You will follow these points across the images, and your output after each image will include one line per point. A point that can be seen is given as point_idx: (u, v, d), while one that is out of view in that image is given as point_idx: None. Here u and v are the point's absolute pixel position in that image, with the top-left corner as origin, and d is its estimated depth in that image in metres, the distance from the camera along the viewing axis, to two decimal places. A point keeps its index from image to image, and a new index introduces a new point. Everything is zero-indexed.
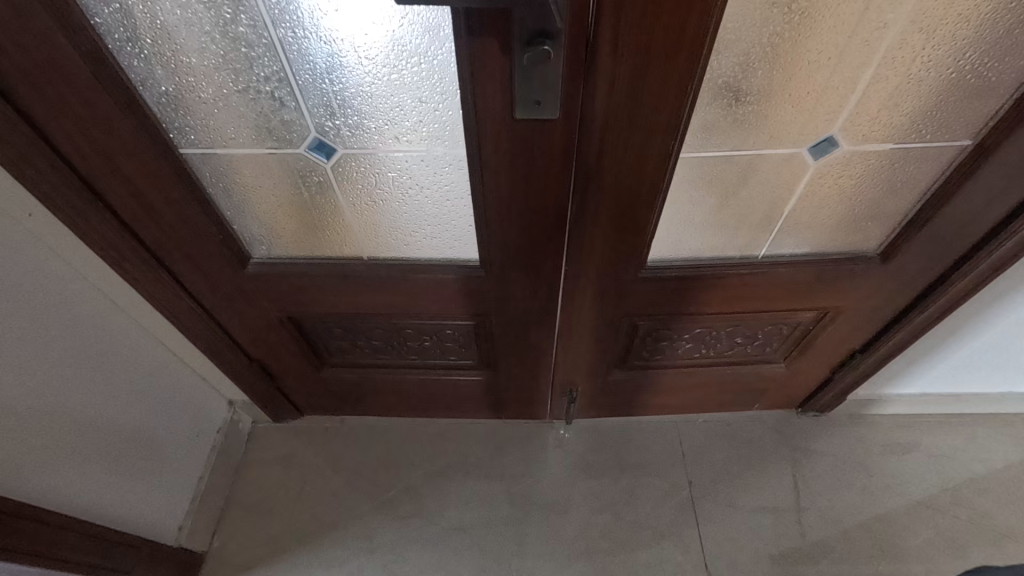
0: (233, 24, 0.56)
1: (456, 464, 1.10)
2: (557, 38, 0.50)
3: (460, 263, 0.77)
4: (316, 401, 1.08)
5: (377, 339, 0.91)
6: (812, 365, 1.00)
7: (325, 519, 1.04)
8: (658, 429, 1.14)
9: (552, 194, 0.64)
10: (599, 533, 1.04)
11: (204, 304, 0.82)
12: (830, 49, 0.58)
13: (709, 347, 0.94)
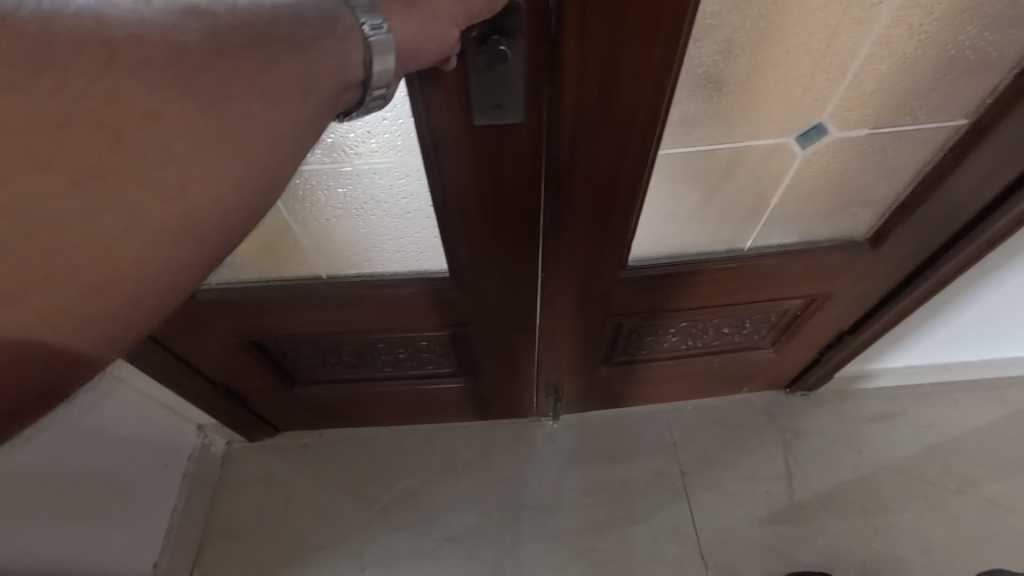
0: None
1: (445, 469, 1.13)
2: (514, 35, 0.46)
3: (427, 276, 0.73)
4: (297, 418, 1.07)
5: (349, 355, 0.87)
6: (802, 350, 1.00)
7: (330, 529, 1.07)
8: (647, 419, 1.17)
9: (522, 202, 0.61)
10: (592, 531, 1.06)
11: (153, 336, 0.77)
12: (818, 32, 0.53)
13: (694, 339, 0.92)
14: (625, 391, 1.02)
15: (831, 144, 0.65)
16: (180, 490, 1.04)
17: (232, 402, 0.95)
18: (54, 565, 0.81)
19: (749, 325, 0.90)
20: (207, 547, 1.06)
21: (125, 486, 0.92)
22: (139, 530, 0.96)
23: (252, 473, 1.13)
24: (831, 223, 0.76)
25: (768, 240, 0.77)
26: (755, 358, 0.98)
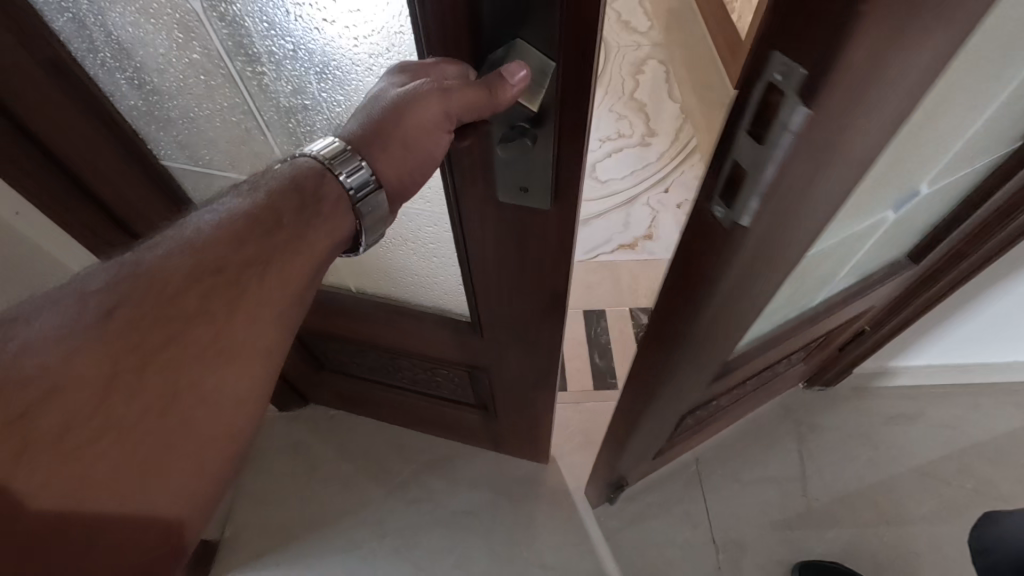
0: (185, 50, 0.55)
1: (464, 449, 1.16)
2: (545, 125, 0.42)
3: (450, 315, 0.73)
4: (322, 394, 1.11)
5: (373, 360, 0.91)
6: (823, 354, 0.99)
7: (353, 497, 1.12)
8: None
9: (551, 277, 0.58)
10: (606, 512, 1.09)
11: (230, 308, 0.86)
12: (958, 119, 0.48)
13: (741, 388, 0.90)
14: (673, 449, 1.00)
15: (917, 203, 0.63)
16: None
17: None
18: None
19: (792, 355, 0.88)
20: (238, 509, 1.11)
21: None
22: None
23: (280, 442, 1.17)
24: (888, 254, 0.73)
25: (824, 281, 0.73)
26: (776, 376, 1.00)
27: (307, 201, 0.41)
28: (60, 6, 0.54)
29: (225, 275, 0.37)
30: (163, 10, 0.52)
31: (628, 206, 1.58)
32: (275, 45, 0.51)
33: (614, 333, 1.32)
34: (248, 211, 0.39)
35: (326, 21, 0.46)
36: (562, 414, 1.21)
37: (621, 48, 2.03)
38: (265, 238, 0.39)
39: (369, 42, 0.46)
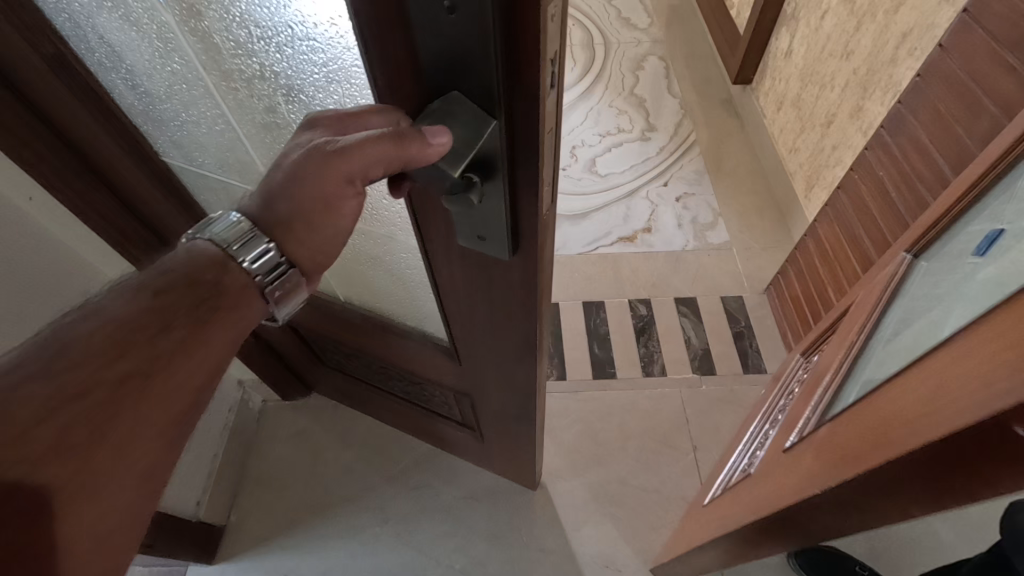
0: (166, 59, 0.62)
1: None
2: (492, 180, 0.39)
3: (427, 338, 0.77)
4: (325, 381, 1.14)
5: (365, 368, 0.96)
6: (815, 336, 1.01)
7: (355, 485, 1.14)
8: (661, 398, 1.23)
9: (518, 320, 0.57)
10: (605, 499, 1.11)
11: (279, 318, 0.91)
12: None
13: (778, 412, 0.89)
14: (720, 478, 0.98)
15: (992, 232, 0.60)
16: (221, 438, 1.11)
17: (272, 358, 1.08)
18: None
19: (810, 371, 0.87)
20: (243, 496, 1.13)
21: None
22: (182, 478, 1.01)
23: (285, 431, 1.20)
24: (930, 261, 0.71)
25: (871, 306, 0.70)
26: (789, 374, 1.01)
27: (209, 288, 0.42)
28: (57, 8, 0.59)
29: (118, 368, 0.37)
30: (142, 20, 0.58)
31: (627, 200, 1.59)
32: (243, 64, 0.57)
33: (613, 323, 1.34)
34: (136, 309, 0.39)
35: (288, 46, 0.50)
36: (561, 402, 1.23)
37: (621, 46, 2.05)
38: (152, 338, 0.39)
39: (320, 77, 0.51)
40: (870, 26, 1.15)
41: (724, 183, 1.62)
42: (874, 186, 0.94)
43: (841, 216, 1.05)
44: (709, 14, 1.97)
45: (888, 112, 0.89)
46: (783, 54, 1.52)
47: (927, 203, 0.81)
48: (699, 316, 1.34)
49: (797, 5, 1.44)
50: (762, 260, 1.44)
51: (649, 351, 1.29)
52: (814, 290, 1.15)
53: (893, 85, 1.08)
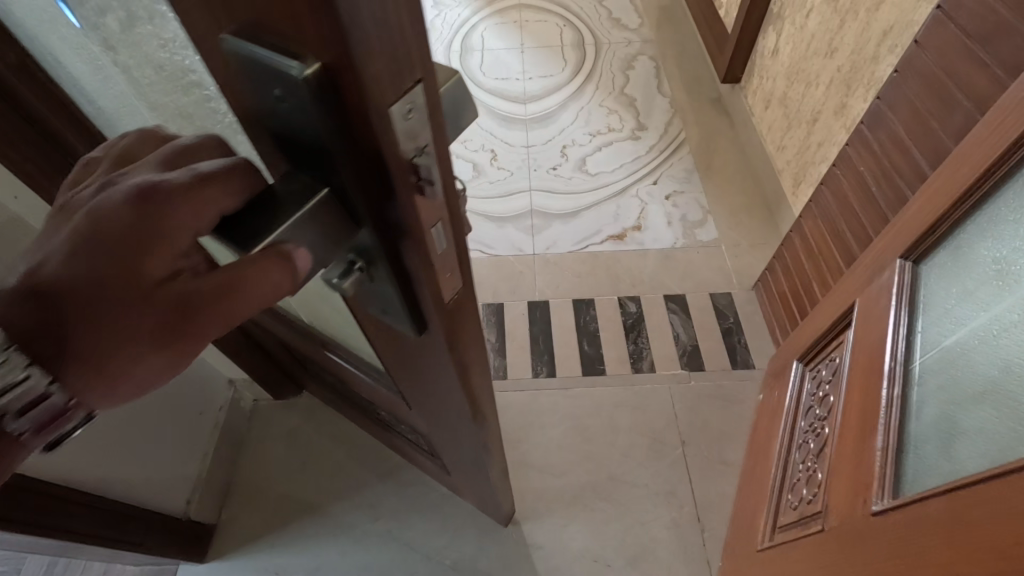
0: (99, 90, 0.60)
1: None
2: (377, 267, 0.34)
3: (370, 377, 0.75)
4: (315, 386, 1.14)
5: (338, 382, 0.96)
6: (805, 335, 1.02)
7: (346, 483, 1.14)
8: (650, 393, 1.24)
9: (447, 381, 0.54)
10: (594, 494, 1.12)
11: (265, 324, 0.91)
12: None
13: (815, 441, 0.83)
14: (762, 512, 0.91)
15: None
16: (212, 436, 1.12)
17: (263, 358, 1.09)
18: (115, 490, 0.87)
19: (832, 392, 0.82)
20: (233, 494, 1.14)
21: (168, 425, 0.99)
22: (173, 476, 1.01)
23: (275, 429, 1.20)
24: (939, 258, 0.70)
25: (902, 321, 0.68)
26: (801, 390, 0.96)
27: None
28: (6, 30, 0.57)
29: None
30: (70, 54, 0.56)
31: (617, 198, 1.61)
32: (149, 109, 0.54)
33: (603, 321, 1.35)
34: None
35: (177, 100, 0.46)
36: (551, 399, 1.23)
37: (612, 46, 2.07)
38: None
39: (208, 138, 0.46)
40: (852, 24, 1.17)
41: (713, 181, 1.63)
42: (855, 182, 0.95)
43: (824, 212, 1.06)
44: (698, 14, 1.99)
45: (868, 108, 0.90)
46: (770, 53, 1.53)
47: (904, 197, 0.83)
48: (688, 313, 1.35)
49: (783, 4, 1.46)
50: (751, 256, 1.45)
51: (638, 348, 1.30)
52: (800, 286, 1.16)
53: (874, 82, 1.10)
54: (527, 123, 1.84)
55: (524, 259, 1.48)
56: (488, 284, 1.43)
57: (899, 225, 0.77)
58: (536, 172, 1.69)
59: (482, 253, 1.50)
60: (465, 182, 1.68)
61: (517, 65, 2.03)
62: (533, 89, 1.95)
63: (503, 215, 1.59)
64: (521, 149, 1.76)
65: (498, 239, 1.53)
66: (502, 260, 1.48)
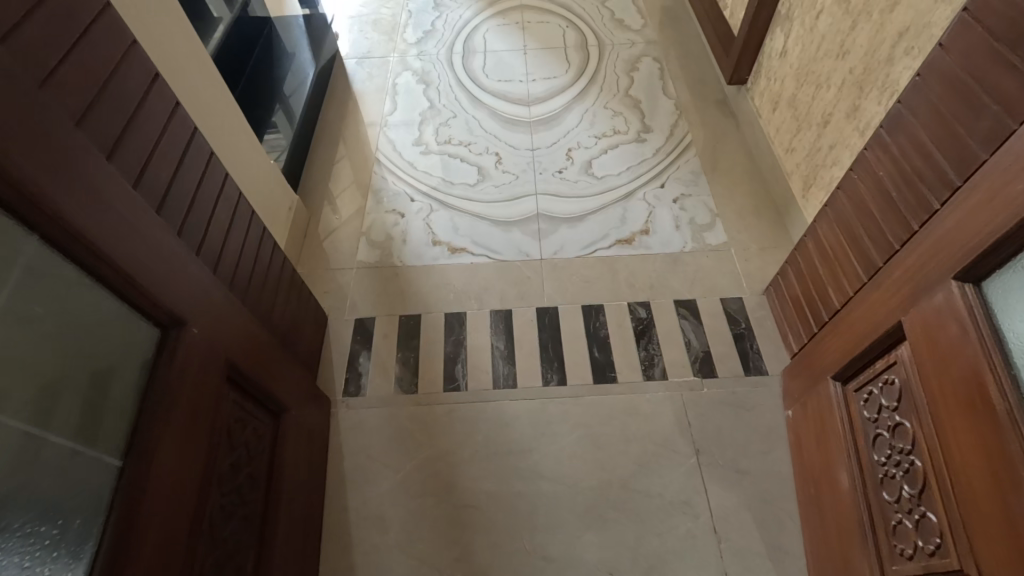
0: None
1: (465, 446, 1.18)
2: None
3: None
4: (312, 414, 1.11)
5: (243, 461, 0.86)
6: (835, 355, 1.00)
7: (357, 493, 1.13)
8: (663, 400, 1.22)
9: None
10: (608, 503, 1.10)
11: (246, 366, 0.85)
12: None
13: (909, 480, 0.79)
14: (865, 555, 0.87)
15: None
16: None
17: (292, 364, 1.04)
18: None
19: (910, 421, 0.79)
20: None
21: None
22: None
23: None
24: (1008, 278, 0.67)
25: (991, 347, 0.65)
26: (853, 411, 0.94)
27: None
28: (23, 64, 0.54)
29: None
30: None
31: (624, 202, 1.59)
32: None
33: (612, 327, 1.33)
34: None
35: None
36: (561, 407, 1.22)
37: (615, 48, 2.06)
38: None
39: None
40: (866, 26, 1.14)
41: (720, 183, 1.61)
42: (873, 187, 0.94)
43: (841, 217, 1.03)
44: (703, 15, 1.97)
45: (888, 111, 0.88)
46: (778, 54, 1.51)
47: (929, 203, 0.81)
48: (699, 319, 1.33)
49: (792, 5, 1.44)
50: (760, 261, 1.43)
51: (649, 354, 1.28)
52: (814, 289, 1.14)
53: (889, 84, 1.08)
54: (531, 126, 1.81)
55: (531, 264, 1.46)
56: (495, 289, 1.42)
57: (937, 239, 0.77)
58: (542, 175, 1.67)
59: (489, 258, 1.48)
60: (470, 186, 1.66)
61: (519, 67, 2.02)
62: (536, 91, 1.93)
63: (510, 219, 1.57)
64: (526, 152, 1.74)
65: (505, 244, 1.51)
66: (509, 265, 1.46)
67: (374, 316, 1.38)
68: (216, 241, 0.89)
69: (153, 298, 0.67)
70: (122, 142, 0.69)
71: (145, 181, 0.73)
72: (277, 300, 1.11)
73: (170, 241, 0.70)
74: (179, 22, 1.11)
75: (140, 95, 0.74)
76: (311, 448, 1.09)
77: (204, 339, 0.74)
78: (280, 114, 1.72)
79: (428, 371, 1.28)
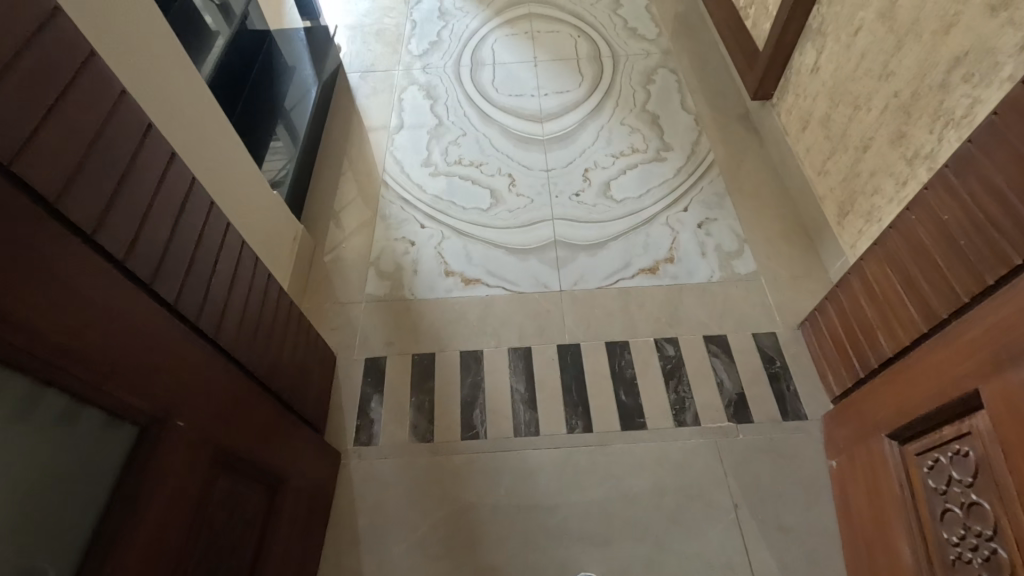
0: None
1: (486, 502, 1.10)
2: None
3: None
4: (315, 474, 1.03)
5: (229, 554, 0.76)
6: (891, 411, 0.91)
7: (371, 555, 1.06)
8: (696, 447, 1.14)
9: None
10: (642, 564, 1.03)
11: (231, 449, 0.76)
12: None
13: (988, 569, 0.70)
14: None
15: None
16: None
17: (286, 428, 0.95)
18: None
19: (989, 502, 0.70)
20: None
21: None
22: None
23: None
24: None
25: None
26: (914, 476, 0.85)
27: None
28: None
29: None
30: None
31: (646, 227, 1.50)
32: None
33: (639, 366, 1.25)
34: None
35: None
36: (587, 457, 1.14)
37: (630, 58, 1.97)
38: None
39: None
40: (913, 46, 1.06)
41: (747, 205, 1.53)
42: (935, 229, 0.86)
43: (894, 257, 0.96)
44: (723, 24, 1.89)
45: (956, 150, 0.80)
46: (809, 70, 1.43)
47: (1009, 257, 0.72)
48: (731, 356, 1.26)
49: (825, 19, 1.35)
50: (793, 291, 1.35)
51: (680, 397, 1.20)
52: (860, 332, 1.06)
53: (943, 111, 1.00)
54: (545, 144, 1.73)
55: (550, 297, 1.38)
56: (512, 323, 1.34)
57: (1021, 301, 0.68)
58: (558, 198, 1.59)
59: (505, 290, 1.40)
60: (483, 211, 1.58)
61: (530, 80, 1.93)
62: (549, 106, 1.85)
63: (525, 246, 1.49)
64: (541, 173, 1.65)
65: (522, 274, 1.43)
66: (527, 297, 1.38)
67: (386, 355, 1.31)
68: (219, 301, 0.81)
69: (128, 401, 0.57)
70: (111, 209, 0.60)
71: (139, 248, 0.64)
72: (284, 349, 1.03)
73: (155, 322, 0.63)
74: (173, 50, 1.03)
75: (132, 152, 0.65)
76: (313, 510, 1.01)
77: (188, 431, 0.66)
78: (281, 133, 1.65)
79: (445, 417, 1.20)
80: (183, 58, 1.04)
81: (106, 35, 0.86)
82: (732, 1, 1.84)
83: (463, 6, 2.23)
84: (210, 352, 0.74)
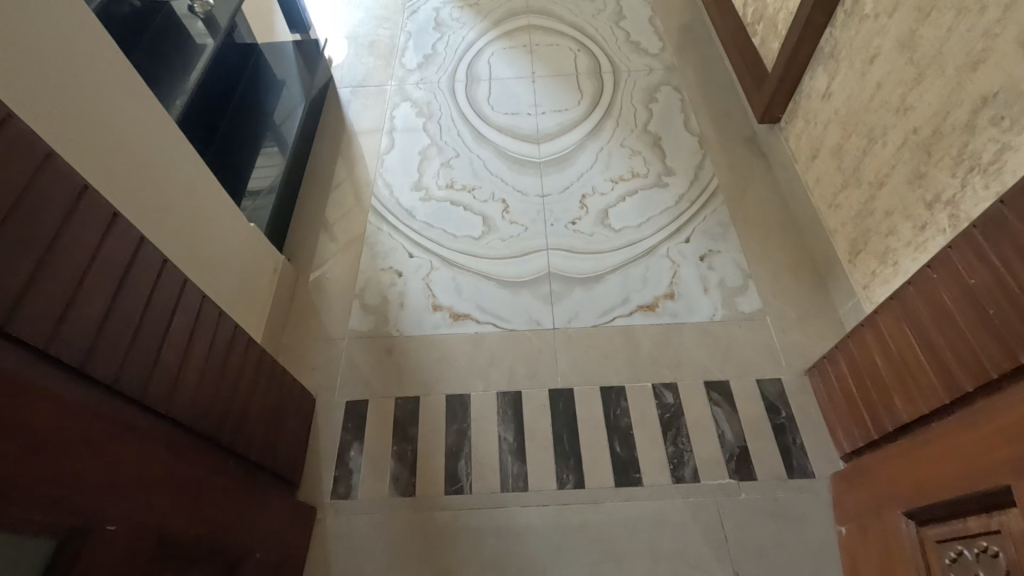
0: None
1: (469, 565, 1.03)
2: None
3: None
4: (284, 538, 0.96)
5: None
6: (908, 487, 0.84)
7: None
8: (694, 508, 1.07)
9: None
10: None
11: (180, 537, 0.69)
12: None
13: None
14: None
15: None
16: None
17: (253, 495, 0.88)
18: None
19: None
20: None
21: None
22: None
23: None
24: None
25: None
26: (932, 564, 0.77)
27: None
28: None
29: None
30: None
31: (645, 259, 1.43)
32: None
33: (635, 415, 1.18)
34: None
35: None
36: (578, 516, 1.07)
37: (632, 75, 1.89)
38: None
39: None
40: (935, 80, 0.98)
41: (753, 237, 1.45)
42: (961, 293, 0.78)
43: (913, 316, 0.88)
44: (729, 41, 1.80)
45: (987, 211, 0.72)
46: (820, 95, 1.35)
47: None
48: (734, 405, 1.18)
49: (838, 43, 1.27)
50: (801, 333, 1.27)
51: (679, 450, 1.13)
52: (872, 390, 0.99)
53: (968, 154, 0.92)
54: (541, 167, 1.66)
55: (542, 336, 1.31)
56: (502, 364, 1.27)
57: None
58: (553, 227, 1.51)
59: (496, 327, 1.33)
60: (475, 239, 1.50)
61: (528, 97, 1.85)
62: (546, 125, 1.77)
63: (518, 279, 1.41)
64: (536, 199, 1.58)
65: (514, 310, 1.36)
66: (518, 335, 1.31)
67: (367, 398, 1.24)
68: (172, 369, 0.74)
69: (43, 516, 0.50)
70: (29, 290, 0.53)
71: (66, 330, 0.57)
72: (253, 405, 0.96)
73: (79, 416, 0.56)
74: (136, 82, 0.96)
75: (61, 219, 0.58)
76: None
77: (121, 532, 0.59)
78: (265, 155, 1.58)
79: (428, 469, 1.13)
80: (147, 90, 0.97)
81: (54, 72, 0.79)
82: (740, 16, 1.76)
83: (460, 17, 2.15)
84: (153, 431, 0.67)
